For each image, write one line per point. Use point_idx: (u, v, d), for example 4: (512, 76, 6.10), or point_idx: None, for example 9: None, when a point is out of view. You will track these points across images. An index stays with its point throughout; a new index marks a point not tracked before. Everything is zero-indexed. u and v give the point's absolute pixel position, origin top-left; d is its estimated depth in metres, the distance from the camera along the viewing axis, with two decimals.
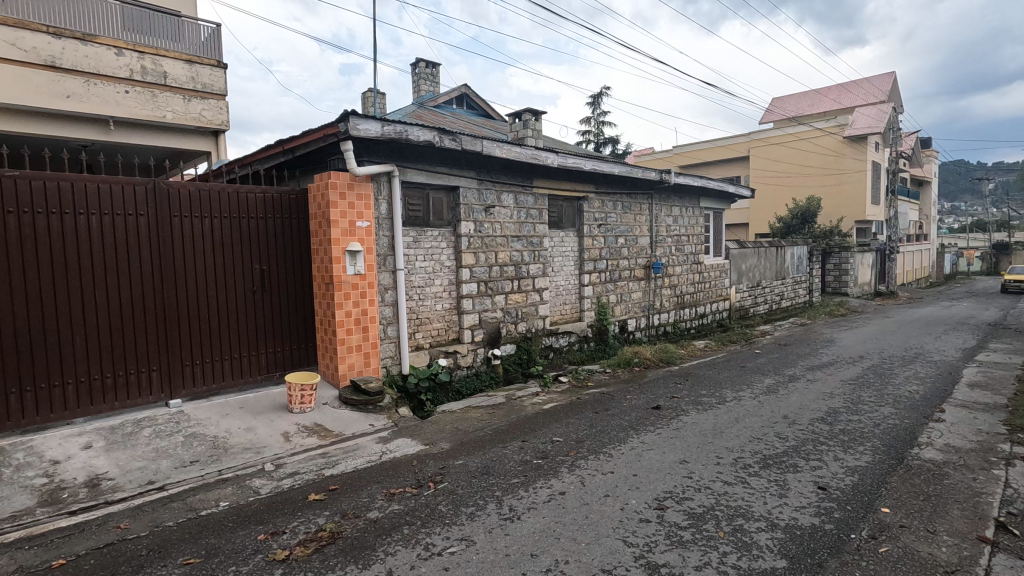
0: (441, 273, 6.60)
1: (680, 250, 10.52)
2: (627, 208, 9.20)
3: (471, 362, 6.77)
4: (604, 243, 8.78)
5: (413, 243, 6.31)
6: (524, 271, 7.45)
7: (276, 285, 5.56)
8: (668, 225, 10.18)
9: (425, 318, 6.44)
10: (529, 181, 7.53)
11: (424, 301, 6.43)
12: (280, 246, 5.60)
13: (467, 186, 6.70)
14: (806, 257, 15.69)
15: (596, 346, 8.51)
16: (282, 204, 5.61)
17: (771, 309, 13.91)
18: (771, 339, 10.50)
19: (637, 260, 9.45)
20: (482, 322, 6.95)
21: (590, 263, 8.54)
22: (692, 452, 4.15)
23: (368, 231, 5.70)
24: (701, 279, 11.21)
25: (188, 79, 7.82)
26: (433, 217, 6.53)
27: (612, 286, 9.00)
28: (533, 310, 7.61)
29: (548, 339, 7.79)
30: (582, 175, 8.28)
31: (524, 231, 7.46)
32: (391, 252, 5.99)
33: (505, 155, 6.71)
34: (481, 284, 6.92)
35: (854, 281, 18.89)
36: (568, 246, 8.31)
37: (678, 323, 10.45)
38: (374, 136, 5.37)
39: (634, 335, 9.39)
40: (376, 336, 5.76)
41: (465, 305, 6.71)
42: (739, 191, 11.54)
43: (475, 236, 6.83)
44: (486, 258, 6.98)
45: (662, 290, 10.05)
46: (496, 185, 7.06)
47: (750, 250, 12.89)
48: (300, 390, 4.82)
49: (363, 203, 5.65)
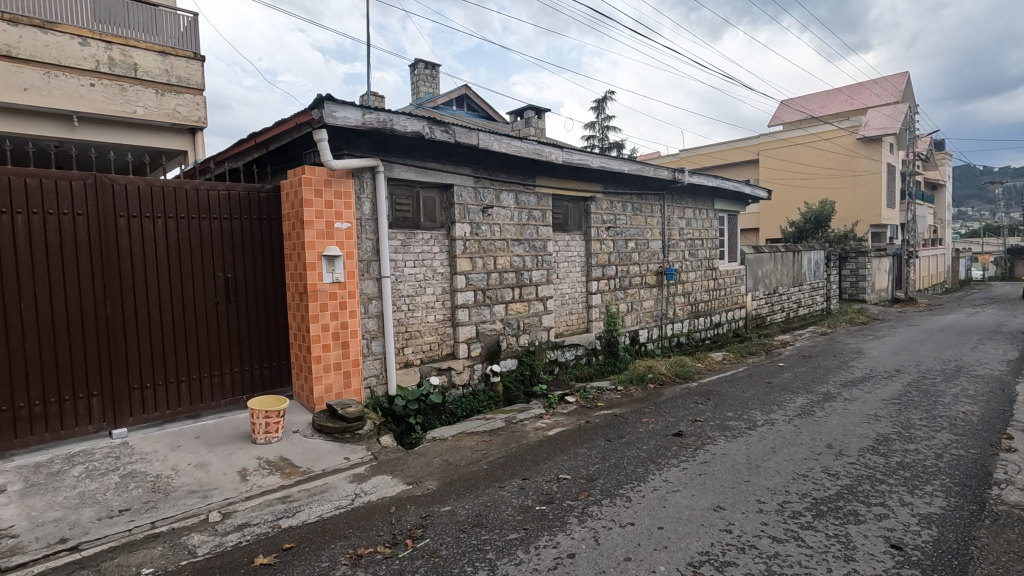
0: (434, 281, 5.93)
1: (693, 255, 9.83)
2: (638, 209, 8.52)
3: (468, 379, 6.10)
4: (613, 246, 8.10)
5: (401, 247, 5.64)
6: (526, 278, 6.78)
7: (243, 294, 4.88)
8: (681, 228, 9.49)
9: (415, 331, 5.76)
10: (532, 180, 6.87)
11: (414, 312, 5.76)
12: (248, 251, 4.92)
13: (462, 184, 6.05)
14: (823, 262, 14.96)
15: (605, 359, 7.82)
16: (250, 202, 4.94)
17: (788, 316, 13.18)
18: (793, 350, 9.79)
19: (648, 265, 8.76)
20: (480, 335, 6.27)
21: (598, 269, 7.86)
22: (728, 495, 3.44)
23: (349, 233, 5.04)
24: (716, 286, 10.51)
25: (161, 72, 7.23)
26: (424, 219, 5.88)
27: (622, 294, 8.31)
28: (536, 321, 6.93)
29: (553, 353, 7.11)
30: (590, 173, 7.62)
31: (526, 234, 6.79)
32: (375, 257, 5.32)
33: (504, 149, 6.06)
34: (479, 293, 6.25)
35: (872, 288, 18.13)
36: (575, 250, 7.64)
37: (692, 333, 9.75)
38: (353, 125, 4.73)
39: (647, 347, 8.69)
40: (358, 353, 5.09)
41: (460, 316, 6.04)
42: (755, 192, 10.85)
43: (472, 239, 6.17)
44: (484, 263, 6.31)
45: (675, 298, 9.36)
46: (494, 183, 6.40)
47: (767, 254, 12.18)
48: (264, 418, 4.13)
49: (342, 202, 4.99)
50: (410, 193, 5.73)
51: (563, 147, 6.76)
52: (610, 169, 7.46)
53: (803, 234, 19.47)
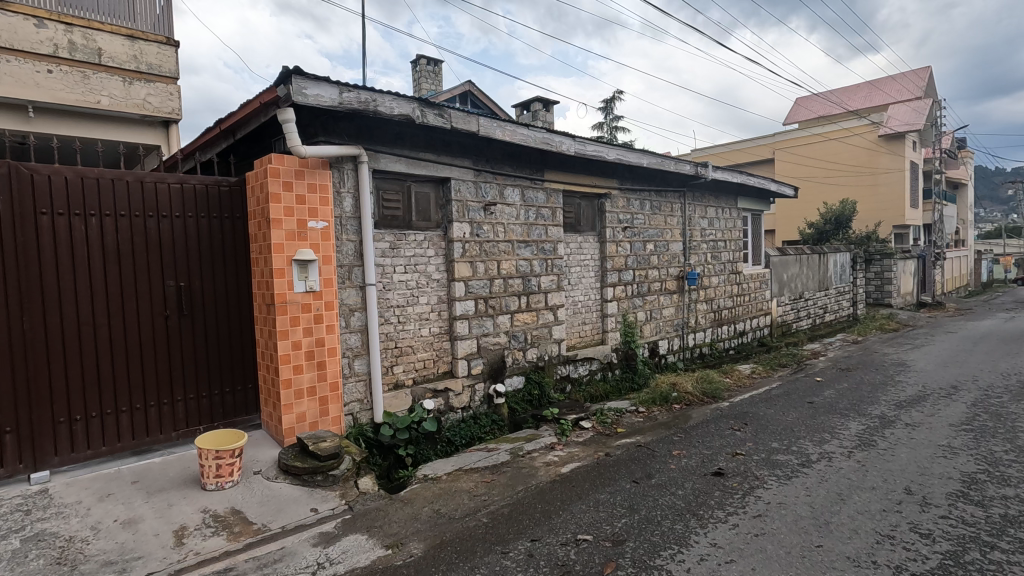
0: (428, 289, 5.17)
1: (716, 258, 9.03)
2: (656, 208, 7.73)
3: (468, 402, 5.33)
4: (631, 249, 7.31)
5: (391, 250, 4.87)
6: (534, 284, 6.00)
7: (200, 306, 4.12)
8: (703, 228, 8.69)
9: (406, 347, 5.00)
10: (540, 174, 6.11)
11: (405, 325, 4.99)
12: (206, 254, 4.17)
13: (460, 177, 5.30)
14: (849, 265, 14.09)
15: (623, 375, 7.03)
16: (209, 198, 4.19)
17: (814, 323, 12.31)
18: (827, 361, 8.94)
19: (669, 269, 7.96)
20: (481, 351, 5.49)
21: (614, 274, 7.07)
22: (800, 570, 2.64)
23: (326, 234, 4.27)
24: (740, 291, 9.68)
25: (129, 59, 6.53)
26: (417, 218, 5.12)
27: (640, 301, 7.51)
28: (546, 333, 6.15)
29: (564, 368, 6.34)
30: (604, 167, 6.84)
31: (534, 235, 6.02)
32: (358, 262, 4.56)
33: (508, 138, 5.30)
34: (480, 302, 5.48)
35: (897, 292, 17.22)
36: (588, 253, 6.85)
37: (715, 343, 8.94)
38: (328, 105, 3.99)
39: (667, 360, 7.89)
40: (337, 374, 4.33)
41: (459, 329, 5.28)
42: (781, 189, 10.02)
43: (472, 241, 5.41)
44: (486, 268, 5.54)
45: (697, 305, 8.55)
46: (497, 177, 5.65)
47: (792, 257, 11.34)
48: (216, 460, 3.37)
49: (317, 197, 4.23)
50: (400, 187, 4.98)
51: (575, 136, 5.99)
52: (628, 162, 6.67)
53: (823, 235, 18.52)
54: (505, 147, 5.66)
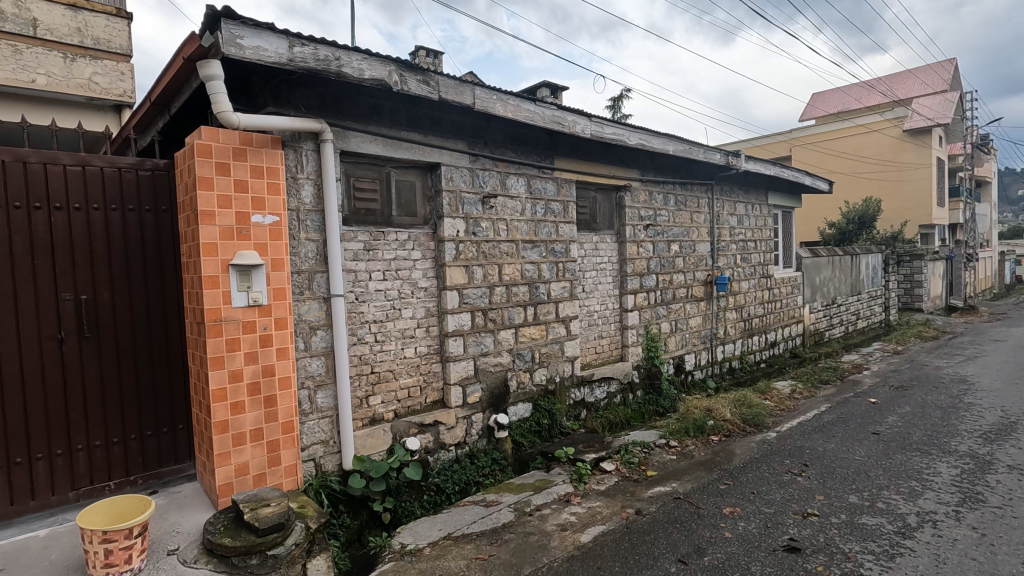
0: (413, 300, 4.21)
1: (746, 260, 8.04)
2: (682, 203, 6.76)
3: (462, 437, 4.37)
4: (653, 251, 6.34)
5: (365, 251, 3.92)
6: (543, 293, 5.04)
7: (111, 326, 3.15)
8: (732, 227, 7.71)
9: (385, 372, 4.04)
10: (548, 161, 5.15)
11: (384, 346, 4.04)
12: (119, 258, 3.19)
13: (452, 162, 4.35)
14: (881, 268, 13.07)
15: (646, 397, 6.06)
16: (123, 185, 3.21)
17: (847, 331, 11.29)
18: (872, 375, 7.92)
19: (695, 274, 6.99)
20: (480, 374, 4.53)
21: (635, 279, 6.09)
22: None
23: (275, 232, 3.32)
24: (771, 298, 8.69)
25: (72, 31, 5.62)
26: (398, 212, 4.16)
27: (664, 310, 6.53)
28: (557, 350, 5.18)
29: (579, 392, 5.38)
30: (623, 154, 5.87)
31: (543, 234, 5.05)
32: (322, 267, 3.62)
33: (511, 115, 4.34)
34: (479, 315, 4.52)
35: (927, 295, 16.15)
36: (605, 255, 5.88)
37: (746, 356, 7.95)
38: (273, 62, 3.04)
39: (695, 378, 6.90)
40: (291, 411, 3.38)
41: (451, 348, 4.32)
42: (816, 184, 9.01)
43: (467, 241, 4.44)
44: (485, 274, 4.57)
45: (726, 314, 7.58)
46: (498, 163, 4.69)
47: (824, 258, 10.32)
48: (103, 544, 2.42)
49: (264, 184, 3.27)
50: (377, 173, 4.02)
51: (591, 116, 5.02)
52: (652, 148, 5.70)
53: (846, 236, 17.30)
54: (507, 127, 4.71)
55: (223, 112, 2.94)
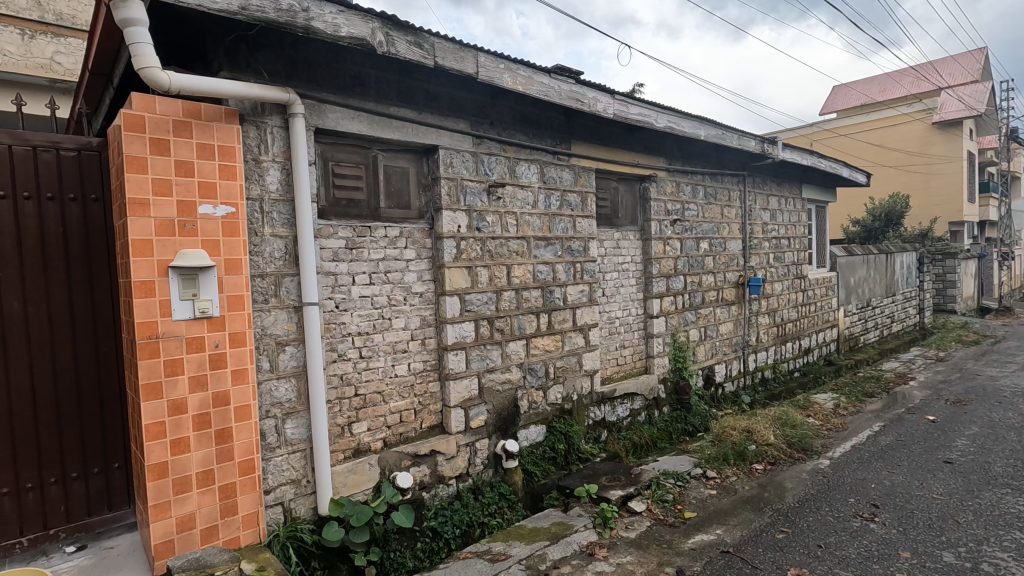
0: (406, 308, 3.56)
1: (779, 259, 7.33)
2: (712, 196, 6.06)
3: (464, 468, 3.73)
4: (681, 249, 5.65)
5: (347, 250, 3.27)
6: (558, 298, 4.37)
7: (22, 344, 2.52)
8: (764, 223, 7.00)
9: (372, 394, 3.39)
10: (564, 146, 4.47)
11: (371, 363, 3.39)
12: (33, 258, 2.55)
13: (453, 145, 3.69)
14: (915, 267, 12.26)
15: (672, 414, 5.39)
16: (38, 168, 2.58)
17: (882, 335, 10.51)
18: (920, 386, 7.17)
19: (726, 275, 6.29)
20: (485, 394, 3.88)
21: (662, 281, 5.41)
22: None
23: (230, 227, 2.68)
24: (805, 300, 7.96)
25: (31, 5, 5.03)
26: (388, 203, 3.50)
27: (693, 315, 5.84)
28: (574, 363, 4.51)
29: (599, 411, 4.71)
30: (648, 140, 5.19)
31: (558, 230, 4.39)
32: (292, 269, 2.97)
33: (522, 88, 3.67)
34: (484, 325, 3.87)
35: (960, 296, 15.27)
36: (627, 254, 5.20)
37: (779, 364, 7.25)
38: (221, 10, 2.39)
39: (726, 391, 6.21)
40: (251, 448, 2.74)
41: (451, 365, 3.67)
42: (854, 176, 8.24)
43: (471, 238, 3.79)
44: (492, 276, 3.91)
45: (759, 319, 6.87)
46: (506, 147, 4.03)
47: (859, 257, 9.55)
48: None
49: (214, 166, 2.63)
50: (362, 156, 3.37)
51: (614, 93, 4.33)
52: (682, 132, 4.99)
53: (872, 233, 16.39)
54: (517, 106, 4.04)
55: (147, 66, 2.26)
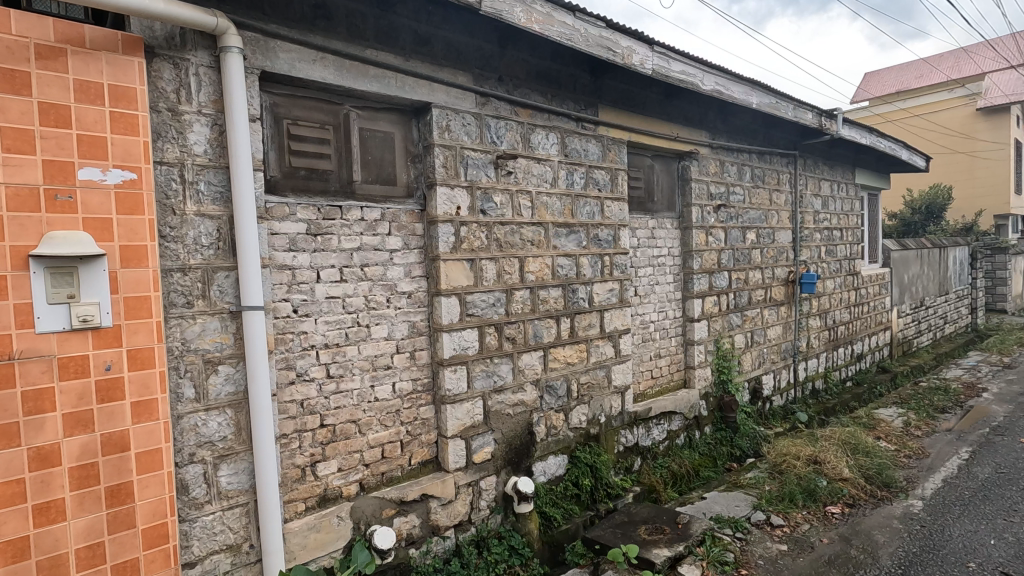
0: (390, 312, 2.77)
1: (831, 254, 6.42)
2: (760, 178, 5.19)
3: (465, 515, 2.94)
4: (725, 240, 4.79)
5: (308, 237, 2.50)
6: (583, 298, 3.56)
7: None
8: (815, 211, 6.09)
9: (344, 424, 2.61)
10: (590, 112, 3.65)
11: (342, 384, 2.61)
12: None
13: (450, 103, 2.89)
14: (967, 263, 11.21)
15: (716, 435, 4.55)
16: None
17: (936, 337, 9.53)
18: (997, 399, 6.23)
19: (775, 271, 5.42)
20: (492, 420, 3.08)
21: (704, 278, 4.56)
22: None
23: (129, 201, 1.91)
24: (858, 300, 7.04)
25: None
26: (365, 176, 2.71)
27: (739, 318, 4.97)
28: (602, 378, 3.69)
29: (630, 435, 3.89)
30: (689, 109, 4.34)
31: (583, 215, 3.57)
32: (227, 262, 2.20)
33: (539, 29, 2.85)
34: (491, 334, 3.07)
35: (1010, 294, 14.12)
36: (664, 245, 4.36)
37: (830, 373, 6.35)
38: None
39: (774, 406, 5.34)
40: (162, 509, 1.97)
41: (448, 385, 2.87)
42: (913, 159, 7.28)
43: (473, 222, 2.98)
44: (501, 272, 3.11)
45: (810, 321, 5.98)
46: (518, 109, 3.22)
47: (913, 252, 8.57)
48: None
49: (104, 115, 1.86)
50: (329, 113, 2.57)
51: (653, 44, 3.49)
52: (732, 98, 4.13)
53: (912, 228, 14.97)
54: (531, 58, 3.23)
55: None
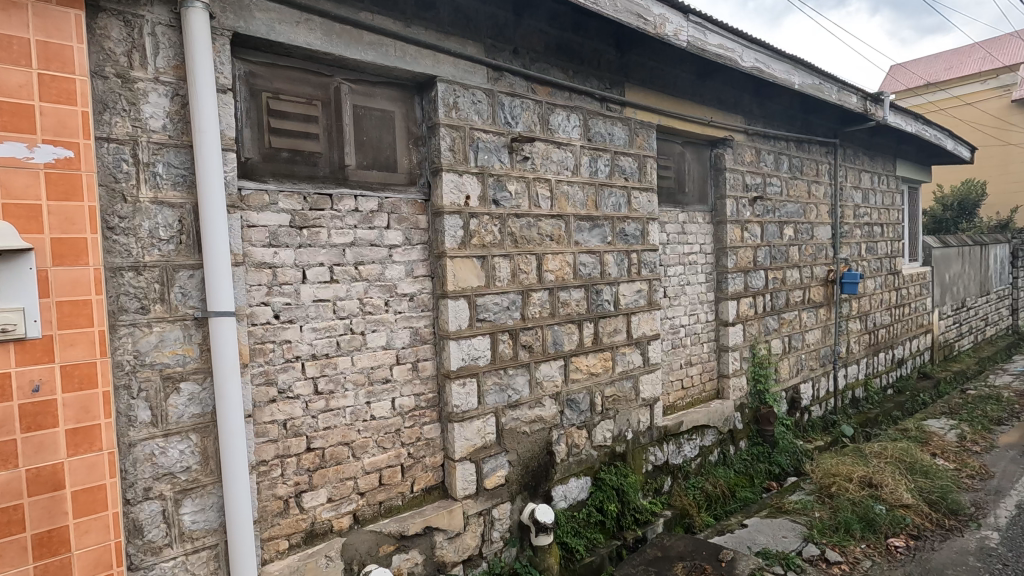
0: (389, 317, 2.41)
1: (872, 251, 5.95)
2: (798, 169, 4.75)
3: (476, 549, 2.57)
4: (762, 236, 4.37)
5: (292, 230, 2.14)
6: (607, 301, 3.17)
7: None
8: (855, 205, 5.63)
9: (334, 447, 2.26)
10: (615, 92, 3.26)
11: (333, 401, 2.25)
12: None
13: (458, 78, 2.52)
14: (1008, 262, 10.59)
15: (752, 451, 4.13)
16: None
17: (977, 341, 8.97)
18: None
19: (814, 270, 4.98)
20: (506, 440, 2.70)
21: (739, 278, 4.14)
22: None
23: (63, 183, 1.56)
24: (899, 301, 6.55)
25: None
26: (359, 161, 2.35)
27: (776, 321, 4.54)
28: (628, 390, 3.30)
29: (660, 453, 3.50)
30: (723, 91, 3.93)
31: (608, 207, 3.18)
32: (192, 259, 1.85)
33: None
34: (505, 341, 2.69)
35: None
36: (695, 241, 3.96)
37: (871, 381, 5.88)
38: None
39: (813, 417, 4.90)
40: (106, 558, 1.63)
41: (456, 400, 2.50)
42: (958, 150, 6.77)
43: (485, 214, 2.61)
44: (516, 271, 2.74)
45: (850, 324, 5.52)
46: (535, 86, 2.84)
47: (954, 249, 8.03)
48: None
49: (31, 78, 1.52)
50: (317, 87, 2.22)
51: (688, 12, 3.09)
52: (773, 77, 3.72)
53: (943, 226, 14.33)
54: (551, 29, 2.85)
55: None
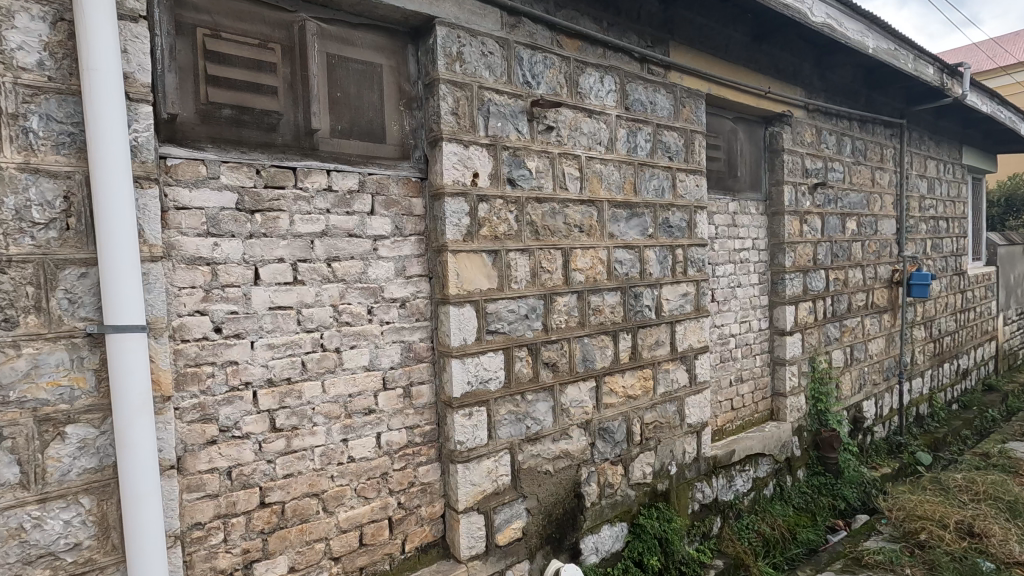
0: (373, 329, 1.86)
1: (937, 249, 5.26)
2: (861, 153, 4.11)
3: None
4: (823, 230, 3.74)
5: (239, 214, 1.61)
6: (648, 307, 2.59)
7: None
8: (921, 196, 4.95)
9: (298, 501, 1.72)
10: (658, 51, 2.68)
11: (296, 440, 1.71)
12: None
13: (463, 21, 1.96)
14: None
15: (812, 482, 3.52)
16: None
17: None
18: None
19: (878, 270, 4.33)
20: (524, 483, 2.14)
21: (798, 279, 3.52)
22: None
23: None
24: (964, 305, 5.83)
25: None
26: (333, 125, 1.81)
27: (837, 329, 3.91)
28: (673, 415, 2.71)
29: (709, 488, 2.90)
30: (781, 57, 3.32)
31: (649, 191, 2.60)
32: (84, 251, 1.32)
33: None
34: (522, 358, 2.13)
35: None
36: (748, 235, 3.35)
37: (936, 395, 5.20)
38: None
39: (876, 439, 4.26)
40: None
41: (460, 436, 1.95)
42: None
43: (497, 198, 2.05)
44: (536, 270, 2.17)
45: (914, 332, 4.85)
46: (561, 37, 2.27)
47: (1019, 247, 7.25)
48: None
49: None
50: (275, 26, 1.68)
51: None
52: (845, 37, 3.10)
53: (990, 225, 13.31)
54: None
55: None
